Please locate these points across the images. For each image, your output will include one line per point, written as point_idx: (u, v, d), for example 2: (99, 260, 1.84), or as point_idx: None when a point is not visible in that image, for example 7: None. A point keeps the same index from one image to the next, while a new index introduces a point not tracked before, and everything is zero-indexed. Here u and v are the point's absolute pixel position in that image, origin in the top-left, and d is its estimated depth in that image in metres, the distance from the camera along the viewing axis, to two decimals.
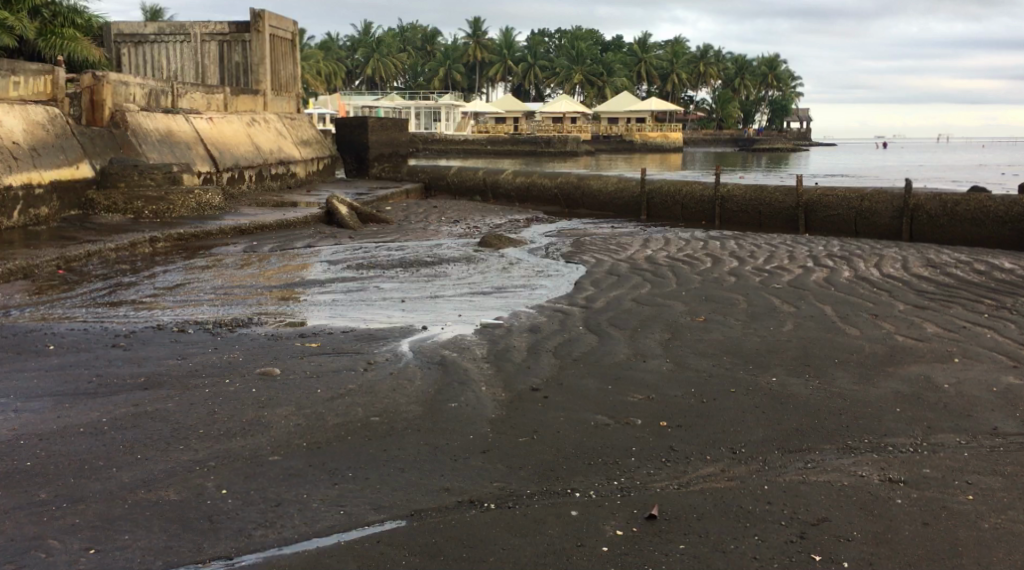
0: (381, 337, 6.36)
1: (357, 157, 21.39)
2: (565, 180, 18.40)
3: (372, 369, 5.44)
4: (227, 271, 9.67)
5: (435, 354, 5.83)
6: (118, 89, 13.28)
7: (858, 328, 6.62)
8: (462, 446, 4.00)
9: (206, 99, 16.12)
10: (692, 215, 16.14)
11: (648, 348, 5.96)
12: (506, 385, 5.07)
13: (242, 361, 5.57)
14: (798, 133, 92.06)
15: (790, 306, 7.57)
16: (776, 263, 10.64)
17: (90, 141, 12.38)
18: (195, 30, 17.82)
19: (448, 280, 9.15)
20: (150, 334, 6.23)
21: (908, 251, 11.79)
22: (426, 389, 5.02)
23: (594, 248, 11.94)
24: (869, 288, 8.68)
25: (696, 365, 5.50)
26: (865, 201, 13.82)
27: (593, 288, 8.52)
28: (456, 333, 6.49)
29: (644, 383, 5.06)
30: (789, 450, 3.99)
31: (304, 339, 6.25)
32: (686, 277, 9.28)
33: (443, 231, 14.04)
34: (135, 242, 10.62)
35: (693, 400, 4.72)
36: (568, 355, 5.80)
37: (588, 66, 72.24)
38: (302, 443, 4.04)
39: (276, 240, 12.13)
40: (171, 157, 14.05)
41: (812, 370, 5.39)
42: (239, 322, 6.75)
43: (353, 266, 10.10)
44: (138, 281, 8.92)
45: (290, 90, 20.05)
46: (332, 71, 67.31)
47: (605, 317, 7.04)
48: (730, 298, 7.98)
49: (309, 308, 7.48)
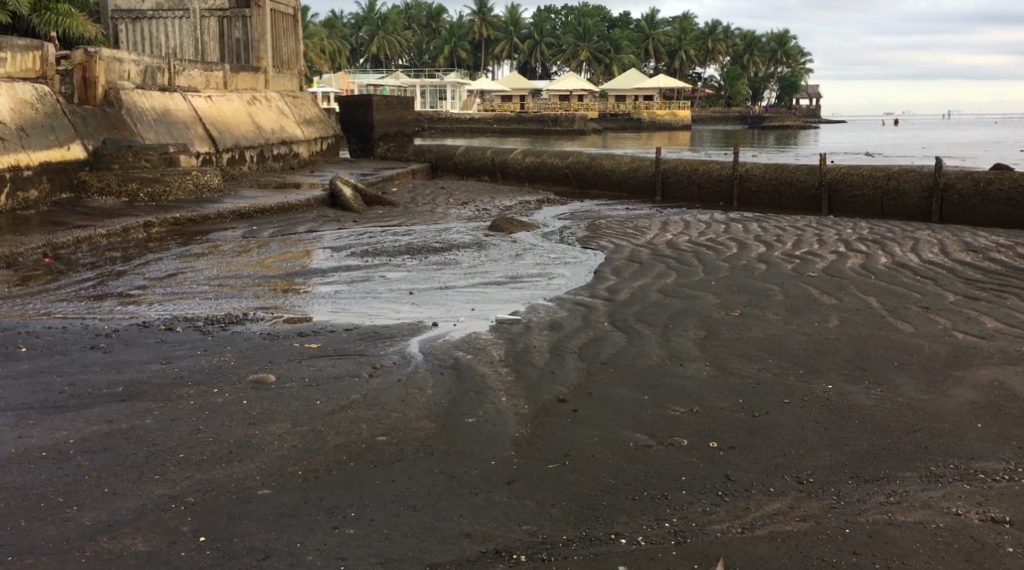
0: (387, 335, 5.78)
1: (360, 135, 20.68)
2: (576, 160, 17.78)
3: (377, 376, 4.88)
4: (223, 259, 9.10)
5: (447, 357, 5.26)
6: (112, 66, 12.68)
7: (911, 324, 6.04)
8: (485, 476, 3.44)
9: (204, 77, 15.49)
10: (709, 195, 15.51)
11: (683, 350, 5.37)
12: (529, 395, 4.50)
13: (234, 366, 5.01)
14: (808, 109, 91.04)
15: (832, 298, 6.96)
16: (806, 248, 10.02)
17: (82, 121, 11.77)
18: (194, 6, 17.10)
19: (458, 268, 8.56)
20: (134, 334, 5.66)
21: (941, 234, 11.16)
22: (438, 400, 4.45)
23: (611, 232, 11.33)
24: (910, 277, 8.06)
25: (739, 370, 4.92)
26: (892, 181, 13.19)
27: (615, 277, 7.94)
28: (470, 331, 5.91)
29: (684, 393, 4.49)
30: (865, 479, 3.44)
31: (303, 339, 5.68)
32: (714, 265, 8.70)
33: (451, 214, 13.47)
34: (127, 227, 10.06)
35: (744, 415, 4.15)
36: (595, 357, 5.22)
37: (595, 43, 71.33)
38: (296, 471, 3.47)
39: (277, 224, 11.55)
40: (168, 137, 13.45)
41: (870, 376, 4.81)
42: (233, 318, 6.19)
43: (357, 253, 9.51)
44: (127, 270, 8.36)
45: (292, 68, 19.39)
46: (336, 49, 66.57)
47: (632, 312, 6.45)
48: (765, 288, 7.39)
49: (309, 302, 6.92)
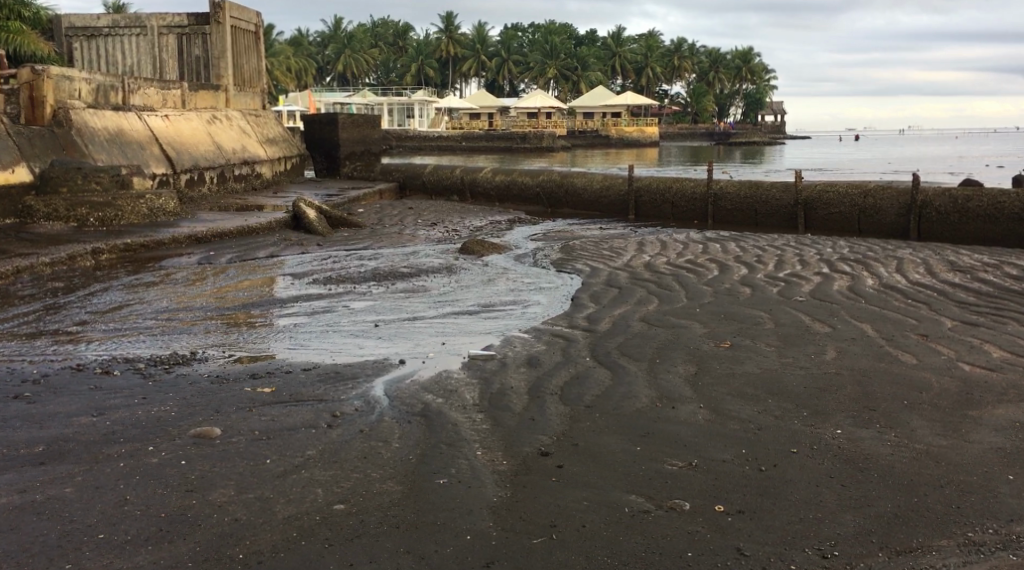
0: (348, 376, 5.26)
1: (326, 155, 20.11)
2: (547, 178, 17.34)
3: (337, 427, 4.35)
4: (174, 289, 8.53)
5: (415, 402, 4.74)
6: (61, 84, 12.06)
7: (914, 355, 5.64)
8: (459, 559, 3.05)
9: (161, 95, 14.87)
10: (683, 214, 15.14)
11: (673, 390, 4.89)
12: (507, 448, 4.01)
13: (174, 417, 4.47)
14: (774, 126, 91.62)
15: (824, 325, 6.56)
16: (788, 269, 9.63)
17: (28, 142, 11.15)
18: (152, 23, 16.59)
19: (426, 295, 8.05)
20: (65, 380, 5.12)
21: (922, 253, 10.84)
22: (403, 457, 3.94)
23: (586, 253, 10.88)
24: (901, 301, 7.67)
25: (737, 413, 4.46)
26: (869, 198, 12.87)
27: (594, 304, 7.48)
28: (439, 369, 5.41)
29: (680, 442, 4.03)
30: (897, 551, 3.07)
31: (255, 382, 5.14)
32: (696, 289, 8.29)
33: (419, 235, 12.95)
34: (74, 254, 9.46)
35: (749, 469, 3.69)
36: (579, 400, 4.73)
37: (562, 60, 71.21)
38: (239, 560, 3.03)
39: (236, 249, 10.99)
40: (122, 158, 12.81)
41: (881, 419, 4.36)
42: (178, 358, 5.64)
43: (320, 280, 8.99)
44: (70, 303, 7.79)
45: (255, 86, 18.82)
46: (302, 67, 65.81)
47: (613, 345, 5.97)
48: (752, 315, 6.97)
49: (266, 337, 6.38)
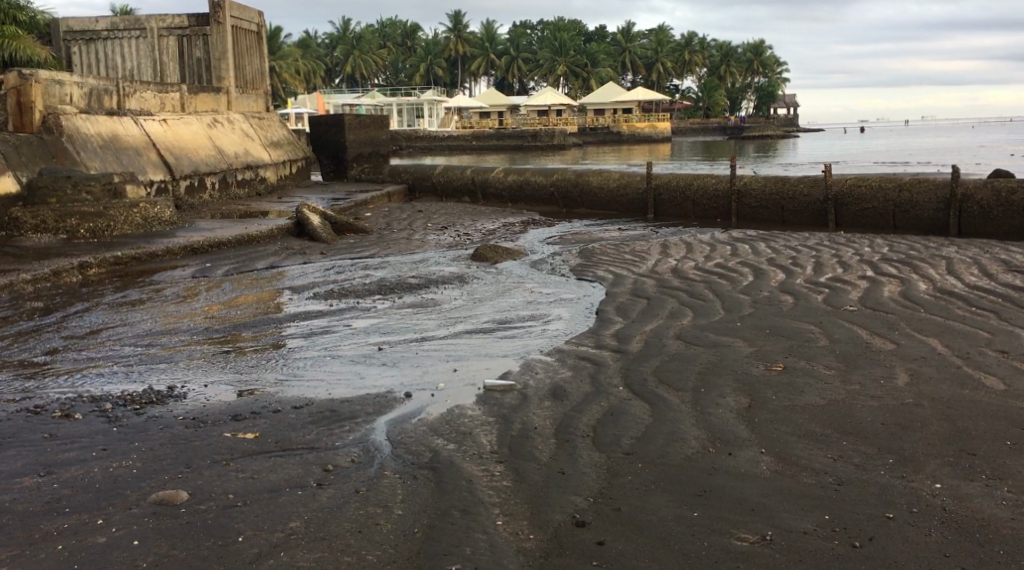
0: (345, 416, 4.51)
1: (333, 157, 19.37)
2: (561, 177, 16.58)
3: (328, 486, 3.61)
4: (162, 308, 7.83)
5: (423, 450, 4.00)
6: (51, 89, 11.38)
7: (1001, 378, 4.86)
8: None
9: (158, 98, 14.17)
10: (706, 212, 14.35)
11: (726, 429, 4.14)
12: (533, 515, 3.30)
13: (137, 475, 3.77)
14: (787, 119, 90.40)
15: (885, 340, 5.81)
16: (829, 274, 8.82)
17: (15, 150, 10.42)
18: (150, 24, 15.90)
19: (436, 311, 7.32)
20: (19, 426, 4.43)
21: (970, 251, 10.01)
22: (407, 531, 3.23)
23: (607, 259, 10.11)
24: (963, 309, 6.86)
25: (808, 461, 3.71)
26: (904, 192, 12.06)
27: (622, 318, 6.72)
28: (450, 405, 4.67)
29: (746, 506, 3.31)
30: None
31: (237, 426, 4.41)
32: (732, 298, 7.54)
33: (430, 240, 12.24)
34: (59, 269, 8.79)
35: (839, 546, 3.06)
36: (615, 444, 3.98)
37: (572, 57, 70.27)
38: None
39: (235, 260, 10.29)
40: (117, 165, 12.11)
41: (986, 467, 3.62)
42: (152, 395, 4.91)
43: (322, 294, 8.29)
44: (46, 326, 7.09)
45: (258, 88, 18.14)
46: (311, 69, 65.19)
47: (649, 370, 5.21)
48: (801, 330, 6.20)
49: (257, 366, 5.65)
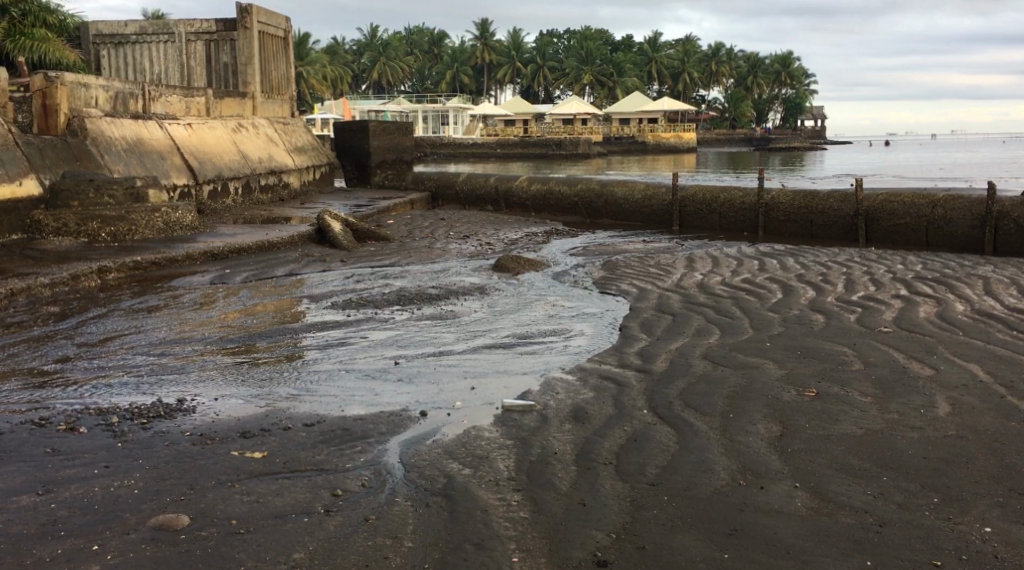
0: (358, 436, 4.33)
1: (356, 163, 19.25)
2: (586, 188, 16.37)
3: (336, 514, 3.43)
4: (177, 315, 7.69)
5: (437, 474, 3.81)
6: (77, 92, 11.32)
7: None
8: None
9: (184, 102, 14.11)
10: (732, 225, 14.08)
11: (757, 459, 3.92)
12: (554, 554, 3.12)
13: (139, 496, 3.60)
14: (813, 131, 89.66)
15: (923, 364, 5.58)
16: (861, 292, 8.56)
17: (38, 153, 10.35)
18: (179, 29, 15.88)
19: (456, 324, 7.13)
20: (22, 440, 4.27)
21: (1006, 270, 9.72)
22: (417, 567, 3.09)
23: (631, 272, 9.90)
24: (1004, 332, 6.60)
25: (846, 498, 3.51)
26: (937, 208, 11.77)
27: (647, 336, 6.50)
28: (466, 427, 4.47)
29: (781, 549, 3.17)
30: None
31: (245, 444, 4.23)
32: (761, 316, 7.31)
33: (452, 250, 12.05)
34: (77, 274, 8.67)
35: None
36: (639, 473, 3.78)
37: (598, 66, 70.07)
38: None
39: (254, 267, 10.16)
40: (140, 168, 12.03)
41: None
42: (160, 409, 4.75)
43: (340, 304, 8.12)
44: (59, 332, 6.96)
45: (283, 93, 18.07)
46: (337, 75, 65.33)
47: (676, 392, 4.99)
48: (833, 351, 5.97)
49: (270, 379, 5.48)
